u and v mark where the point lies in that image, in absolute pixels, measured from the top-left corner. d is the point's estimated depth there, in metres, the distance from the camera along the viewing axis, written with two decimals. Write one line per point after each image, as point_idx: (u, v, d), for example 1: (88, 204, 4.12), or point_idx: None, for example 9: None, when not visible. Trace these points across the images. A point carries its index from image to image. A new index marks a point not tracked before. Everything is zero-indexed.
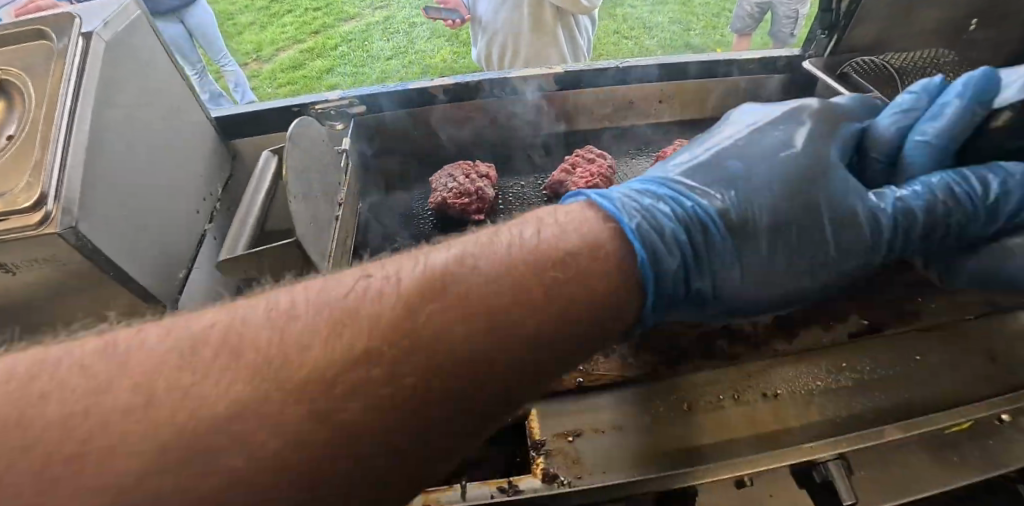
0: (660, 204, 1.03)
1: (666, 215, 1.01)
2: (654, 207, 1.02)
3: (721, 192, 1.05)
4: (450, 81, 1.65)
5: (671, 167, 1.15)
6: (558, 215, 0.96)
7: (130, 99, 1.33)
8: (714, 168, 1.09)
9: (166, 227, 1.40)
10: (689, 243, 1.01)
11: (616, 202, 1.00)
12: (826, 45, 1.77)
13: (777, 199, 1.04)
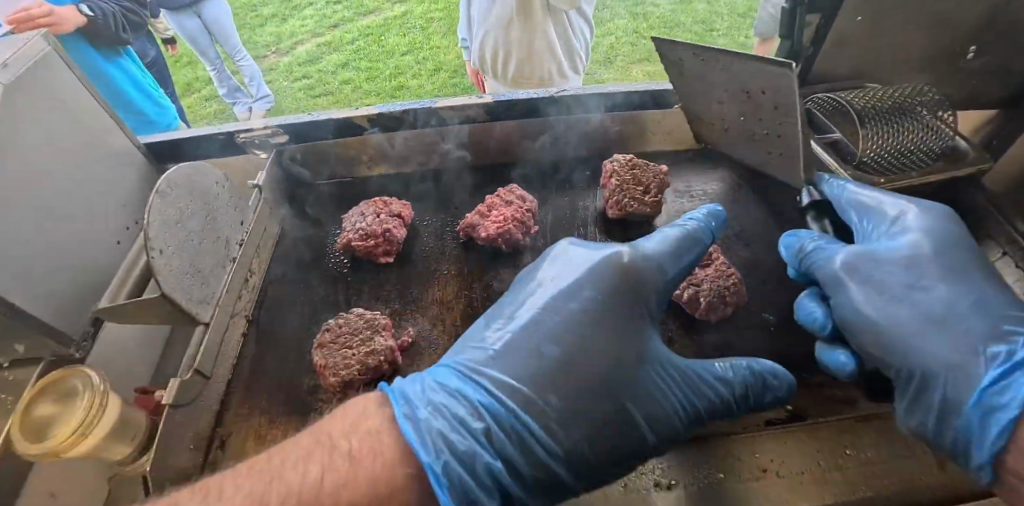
0: (450, 413, 0.99)
1: (461, 415, 0.98)
2: (466, 424, 0.98)
3: (500, 382, 1.02)
4: (374, 111, 1.58)
5: (489, 331, 1.14)
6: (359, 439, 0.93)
7: (36, 138, 1.33)
8: (529, 353, 1.06)
9: (78, 260, 1.42)
10: (507, 463, 0.96)
11: (413, 432, 0.94)
12: (789, 75, 1.59)
13: (587, 361, 1.06)
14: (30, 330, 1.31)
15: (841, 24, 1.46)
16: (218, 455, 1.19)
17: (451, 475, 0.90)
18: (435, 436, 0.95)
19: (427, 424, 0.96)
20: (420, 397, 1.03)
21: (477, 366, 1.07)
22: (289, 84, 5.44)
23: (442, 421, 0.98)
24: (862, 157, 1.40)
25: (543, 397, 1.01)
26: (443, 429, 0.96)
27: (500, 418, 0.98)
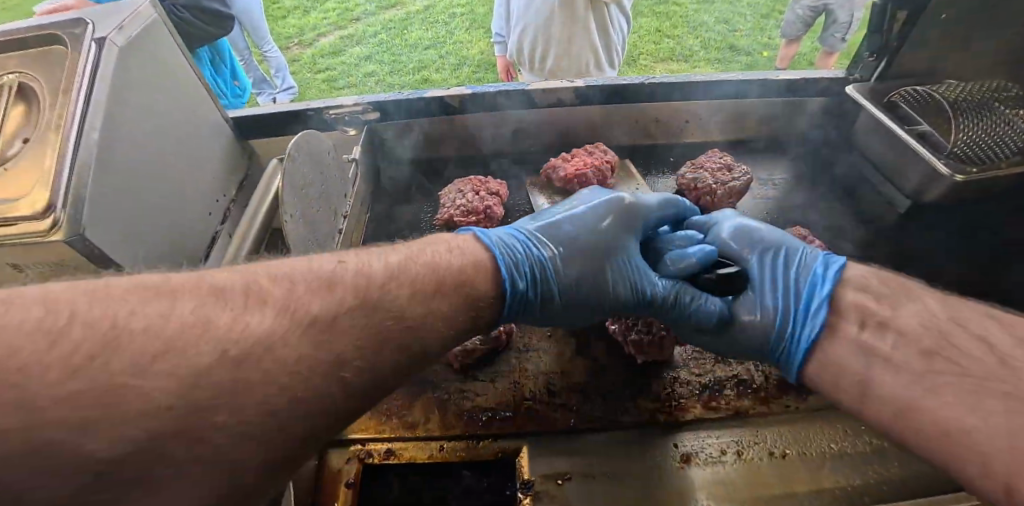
0: (516, 246, 1.14)
1: (526, 261, 1.13)
2: (539, 257, 1.15)
3: (561, 221, 1.23)
4: (465, 91, 1.59)
5: (535, 220, 1.24)
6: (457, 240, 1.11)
7: (143, 105, 1.33)
8: (553, 230, 1.20)
9: (176, 229, 1.41)
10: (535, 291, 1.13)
11: (504, 262, 1.10)
12: (872, 68, 1.63)
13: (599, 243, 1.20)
14: None
15: (926, 22, 1.48)
16: None
17: (515, 264, 1.10)
18: (502, 242, 1.13)
19: (537, 252, 1.14)
20: (501, 243, 1.14)
21: (553, 223, 1.22)
22: (312, 75, 5.42)
23: (549, 241, 1.19)
24: (956, 146, 1.44)
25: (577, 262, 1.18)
26: (513, 250, 1.13)
27: (539, 266, 1.14)
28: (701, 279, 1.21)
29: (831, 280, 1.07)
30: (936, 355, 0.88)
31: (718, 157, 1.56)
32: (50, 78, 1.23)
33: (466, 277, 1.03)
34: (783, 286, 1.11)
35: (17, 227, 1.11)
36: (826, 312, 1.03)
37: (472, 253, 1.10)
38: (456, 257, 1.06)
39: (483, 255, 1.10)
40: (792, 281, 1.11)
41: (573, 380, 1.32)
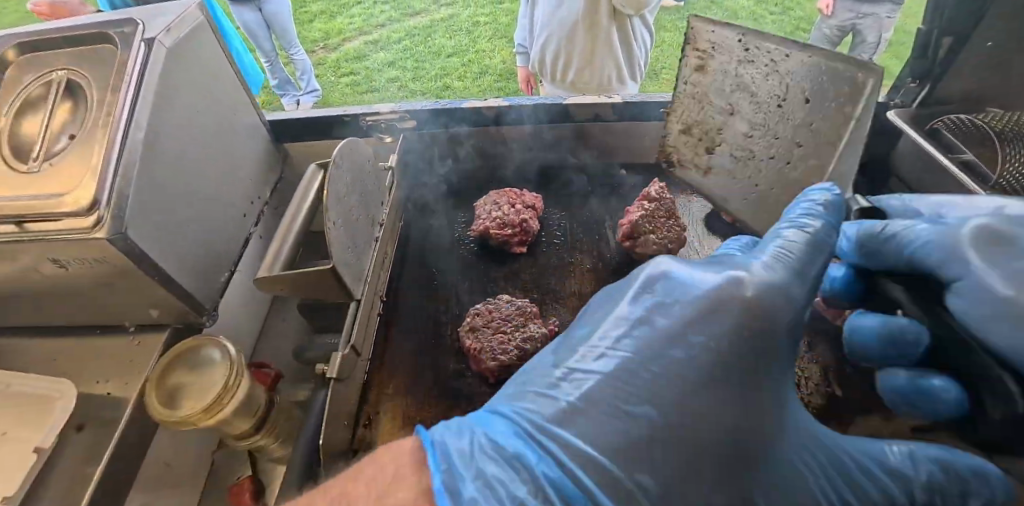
0: (534, 416, 0.88)
1: (512, 455, 0.82)
2: (494, 479, 0.79)
3: (547, 415, 0.87)
4: (503, 102, 1.59)
5: (560, 366, 0.96)
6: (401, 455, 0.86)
7: (187, 104, 1.33)
8: (573, 379, 0.92)
9: (212, 229, 1.41)
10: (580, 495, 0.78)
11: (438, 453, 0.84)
12: (914, 94, 1.60)
13: (691, 384, 0.89)
14: (171, 296, 1.30)
15: (971, 48, 1.46)
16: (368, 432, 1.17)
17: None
18: (484, 477, 0.79)
19: (559, 433, 0.84)
20: (461, 432, 0.88)
21: (553, 400, 0.89)
22: (335, 80, 5.46)
23: (562, 384, 0.92)
24: (1000, 177, 1.37)
25: (612, 422, 0.86)
26: (494, 477, 0.79)
27: (557, 492, 0.78)
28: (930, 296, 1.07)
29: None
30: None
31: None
32: (99, 77, 1.23)
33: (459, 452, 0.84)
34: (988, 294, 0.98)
35: (64, 222, 1.12)
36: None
37: (414, 468, 0.84)
38: (395, 467, 0.83)
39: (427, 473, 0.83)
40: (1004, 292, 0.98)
41: None
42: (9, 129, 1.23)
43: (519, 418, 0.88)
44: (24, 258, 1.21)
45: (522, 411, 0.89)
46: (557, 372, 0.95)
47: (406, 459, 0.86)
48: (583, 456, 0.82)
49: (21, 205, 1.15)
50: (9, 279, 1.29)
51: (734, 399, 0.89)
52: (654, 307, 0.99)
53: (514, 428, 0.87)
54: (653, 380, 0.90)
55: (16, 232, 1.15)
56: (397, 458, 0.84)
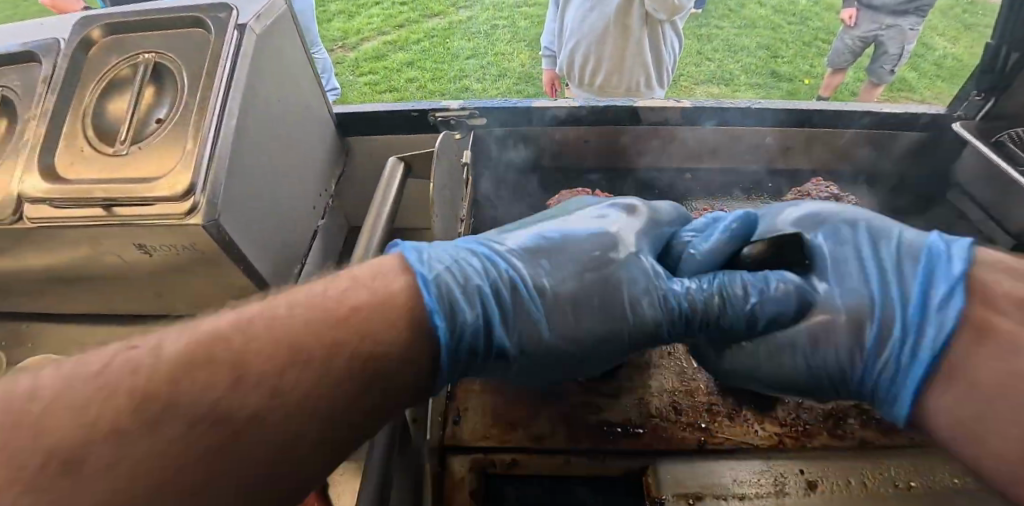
0: (457, 267, 0.91)
1: (481, 284, 0.90)
2: (467, 281, 0.89)
3: (518, 249, 0.97)
4: (574, 103, 1.62)
5: (509, 235, 1.02)
6: (377, 272, 0.84)
7: (270, 93, 1.32)
8: (533, 247, 0.97)
9: (286, 220, 1.41)
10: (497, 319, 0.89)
11: (434, 291, 0.84)
12: (978, 108, 1.61)
13: (586, 298, 0.92)
14: (251, 286, 1.29)
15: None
16: (457, 428, 1.15)
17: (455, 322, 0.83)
18: (448, 276, 0.88)
19: (522, 267, 0.94)
20: (443, 251, 0.94)
21: (505, 246, 0.97)
22: (354, 79, 5.44)
23: (535, 243, 0.98)
24: None
25: (621, 269, 0.96)
26: (453, 276, 0.89)
27: (496, 307, 0.89)
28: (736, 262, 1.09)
29: (957, 257, 0.84)
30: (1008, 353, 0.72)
31: (825, 187, 1.56)
32: (187, 62, 1.22)
33: (445, 297, 0.85)
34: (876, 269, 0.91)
35: (156, 207, 1.11)
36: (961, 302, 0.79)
37: (395, 278, 0.83)
38: (375, 280, 0.82)
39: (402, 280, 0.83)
40: (894, 259, 0.91)
41: (697, 397, 1.20)
42: (94, 112, 1.23)
43: (462, 251, 0.95)
44: (108, 242, 1.20)
45: (492, 241, 0.99)
46: (532, 230, 1.01)
47: (380, 280, 0.82)
48: (534, 299, 0.91)
49: (108, 188, 1.13)
50: (87, 263, 1.28)
51: (512, 299, 0.90)
52: (613, 204, 1.10)
53: (484, 246, 0.98)
54: (586, 250, 0.96)
55: (104, 216, 1.14)
56: (374, 276, 0.83)
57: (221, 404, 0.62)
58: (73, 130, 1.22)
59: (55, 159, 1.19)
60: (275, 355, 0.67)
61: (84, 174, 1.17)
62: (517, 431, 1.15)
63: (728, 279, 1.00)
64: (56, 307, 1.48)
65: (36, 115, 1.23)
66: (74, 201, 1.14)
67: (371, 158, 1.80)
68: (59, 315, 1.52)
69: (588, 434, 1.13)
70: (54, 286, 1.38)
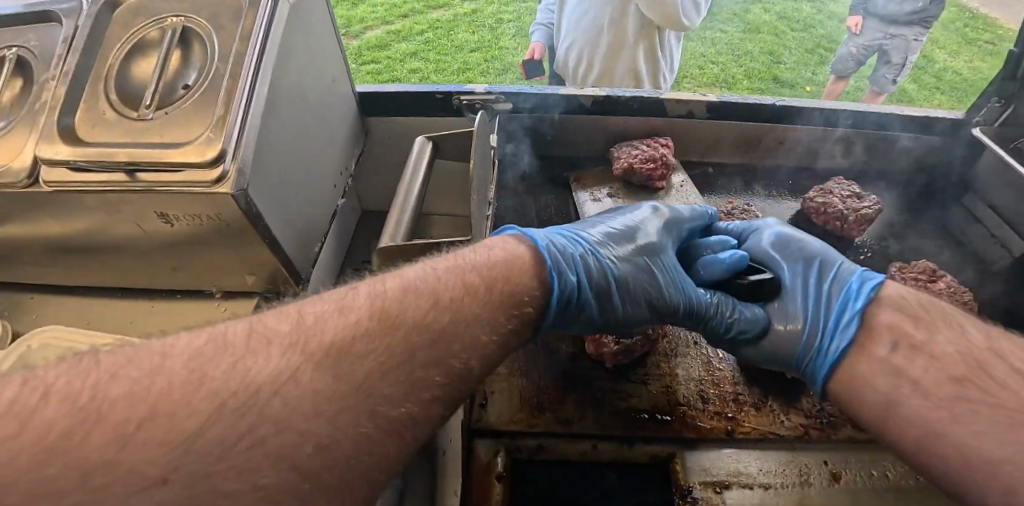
0: (566, 243, 1.05)
1: (574, 253, 1.03)
2: (566, 244, 1.04)
3: (609, 232, 1.13)
4: (603, 92, 1.60)
5: (588, 225, 1.17)
6: (466, 254, 0.94)
7: (299, 67, 1.29)
8: (606, 232, 1.13)
9: (310, 196, 1.37)
10: (593, 295, 1.02)
11: (548, 254, 1.00)
12: (997, 114, 1.63)
13: (644, 278, 1.07)
14: (273, 261, 1.26)
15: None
16: (484, 412, 1.13)
17: (564, 282, 0.97)
18: (553, 240, 1.03)
19: (610, 247, 1.09)
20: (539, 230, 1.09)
21: (595, 230, 1.14)
22: (357, 67, 5.35)
23: (611, 232, 1.13)
24: None
25: (670, 268, 1.11)
26: (557, 241, 1.04)
27: (597, 272, 1.04)
28: (734, 284, 1.15)
29: (866, 296, 0.98)
30: (966, 382, 0.81)
31: (847, 185, 1.56)
32: (218, 28, 1.18)
33: (505, 274, 0.91)
34: (817, 304, 1.04)
35: (183, 174, 1.08)
36: (857, 328, 0.95)
37: (500, 253, 0.96)
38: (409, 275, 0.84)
39: (516, 249, 0.98)
40: (824, 289, 1.05)
41: (723, 387, 1.19)
42: (118, 76, 1.19)
43: (559, 233, 1.08)
44: (129, 210, 1.16)
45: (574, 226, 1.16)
46: (596, 227, 1.15)
47: (422, 268, 0.87)
48: (612, 267, 1.06)
49: (132, 152, 1.09)
50: (104, 232, 1.24)
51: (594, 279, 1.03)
52: (659, 207, 1.23)
53: (569, 229, 1.13)
54: (638, 243, 1.12)
55: (125, 182, 1.10)
56: (473, 252, 0.95)
57: (281, 351, 0.64)
58: (93, 92, 1.17)
59: (75, 121, 1.15)
60: (336, 319, 0.71)
61: (106, 137, 1.13)
62: (544, 415, 1.14)
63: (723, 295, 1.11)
64: (65, 278, 1.44)
65: (54, 75, 1.18)
66: (95, 164, 1.10)
67: (391, 140, 1.77)
68: (66, 288, 1.48)
69: (618, 421, 1.12)
70: (64, 255, 1.34)
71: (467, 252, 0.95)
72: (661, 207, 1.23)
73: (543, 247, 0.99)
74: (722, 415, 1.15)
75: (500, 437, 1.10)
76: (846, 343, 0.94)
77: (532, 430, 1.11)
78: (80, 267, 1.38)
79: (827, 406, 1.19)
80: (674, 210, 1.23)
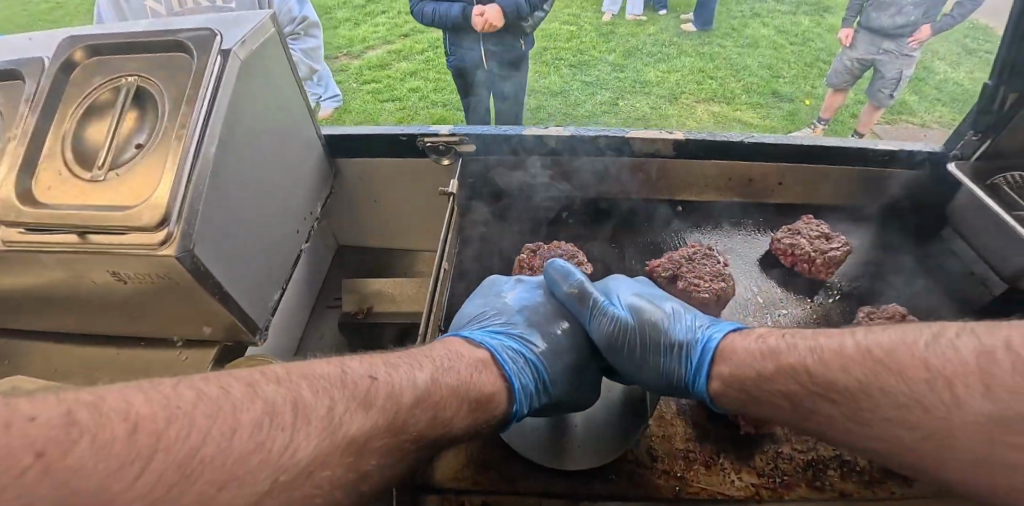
0: (514, 354, 1.21)
1: (521, 374, 1.18)
2: (525, 340, 1.26)
3: (526, 348, 1.24)
4: (564, 132, 1.61)
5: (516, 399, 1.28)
6: (452, 367, 1.05)
7: (255, 121, 1.32)
8: (540, 331, 1.28)
9: (269, 245, 1.41)
10: (533, 381, 1.19)
11: (499, 355, 1.18)
12: (974, 147, 1.55)
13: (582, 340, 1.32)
14: (227, 314, 1.30)
15: None
16: (428, 468, 1.15)
17: (525, 382, 1.16)
18: (520, 372, 1.17)
19: (539, 349, 1.24)
20: (506, 354, 1.19)
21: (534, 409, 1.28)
22: (355, 86, 5.05)
23: (543, 324, 1.30)
24: None
25: (562, 357, 1.26)
26: (523, 373, 1.18)
27: (530, 368, 1.20)
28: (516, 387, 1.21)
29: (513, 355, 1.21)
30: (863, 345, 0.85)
31: (815, 225, 1.55)
32: (168, 87, 1.22)
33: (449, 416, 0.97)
34: (520, 355, 1.22)
35: (129, 236, 1.10)
36: (522, 362, 1.20)
37: (474, 368, 1.11)
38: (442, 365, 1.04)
39: (486, 370, 1.12)
40: (529, 347, 1.24)
41: (674, 443, 1.17)
42: (76, 138, 1.22)
43: (514, 362, 1.19)
44: (83, 268, 1.20)
45: (501, 337, 1.24)
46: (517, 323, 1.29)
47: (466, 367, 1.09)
48: (543, 368, 1.21)
49: (84, 215, 1.12)
50: (67, 285, 1.29)
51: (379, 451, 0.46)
52: (541, 314, 1.32)
53: (503, 345, 1.22)
54: (553, 346, 1.26)
55: (78, 243, 1.13)
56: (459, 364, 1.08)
57: None
58: (52, 154, 1.21)
59: (32, 181, 1.18)
60: None
61: (62, 198, 1.16)
62: (487, 473, 1.14)
63: (522, 352, 1.22)
64: (39, 322, 1.49)
65: (14, 135, 1.21)
66: (50, 226, 1.13)
67: (361, 180, 1.80)
68: (41, 331, 1.53)
69: (563, 479, 1.13)
70: (30, 301, 1.39)
71: (461, 368, 1.07)
72: (535, 327, 1.29)
73: (515, 384, 1.13)
74: (671, 472, 1.13)
75: (443, 495, 1.11)
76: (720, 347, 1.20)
77: (474, 488, 1.12)
78: (52, 313, 1.43)
79: (782, 463, 1.16)
80: (554, 324, 1.30)
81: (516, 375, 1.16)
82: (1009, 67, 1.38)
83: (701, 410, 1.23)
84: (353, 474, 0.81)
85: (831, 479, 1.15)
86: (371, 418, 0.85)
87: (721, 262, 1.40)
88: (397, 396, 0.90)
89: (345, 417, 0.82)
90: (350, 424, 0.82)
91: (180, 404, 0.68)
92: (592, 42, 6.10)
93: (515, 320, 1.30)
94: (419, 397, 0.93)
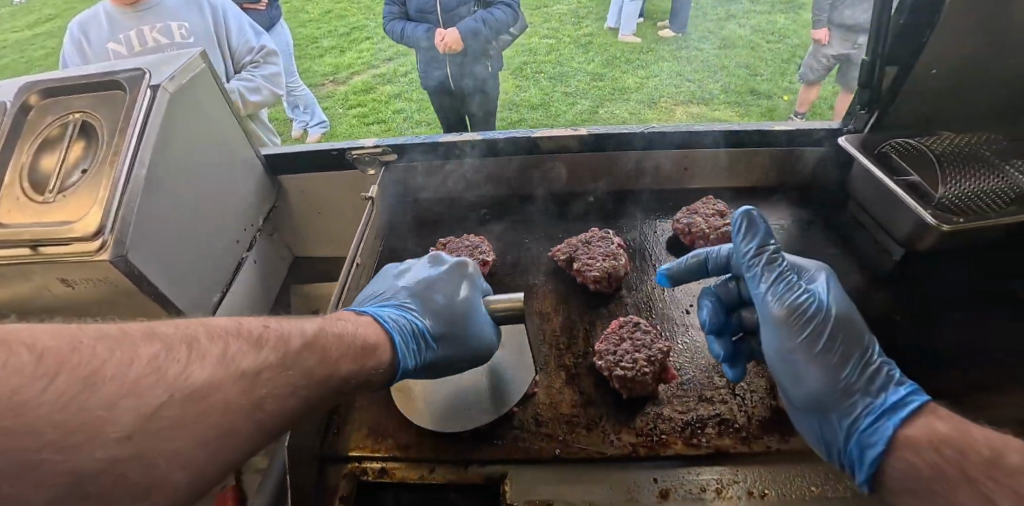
0: (399, 316, 1.21)
1: (403, 331, 1.18)
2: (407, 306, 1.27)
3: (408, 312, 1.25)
4: (478, 136, 1.74)
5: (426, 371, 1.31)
6: (339, 326, 1.04)
7: (187, 144, 1.49)
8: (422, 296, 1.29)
9: (207, 253, 1.57)
10: (417, 337, 1.20)
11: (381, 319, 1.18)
12: (866, 119, 1.67)
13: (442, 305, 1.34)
14: (166, 315, 1.45)
15: (915, 79, 1.47)
16: (336, 440, 1.27)
17: (408, 337, 1.17)
18: (403, 329, 1.18)
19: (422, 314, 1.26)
20: (391, 317, 1.20)
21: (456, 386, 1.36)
22: (343, 112, 5.30)
23: (421, 290, 1.31)
24: (943, 195, 1.37)
25: (448, 314, 1.28)
26: (406, 329, 1.18)
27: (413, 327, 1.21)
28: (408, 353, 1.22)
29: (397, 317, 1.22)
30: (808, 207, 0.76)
31: (713, 206, 1.66)
32: (108, 120, 1.40)
33: (338, 359, 0.96)
34: (404, 317, 1.22)
35: (70, 246, 1.26)
36: (403, 321, 1.20)
37: (365, 329, 1.11)
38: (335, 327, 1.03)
39: (372, 331, 1.12)
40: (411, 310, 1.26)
41: (560, 409, 1.27)
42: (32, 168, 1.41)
43: (397, 322, 1.19)
44: (40, 278, 1.37)
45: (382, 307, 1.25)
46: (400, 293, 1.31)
47: (358, 330, 1.08)
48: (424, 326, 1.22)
49: (36, 231, 1.30)
50: (29, 294, 1.46)
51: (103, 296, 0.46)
52: (416, 285, 1.33)
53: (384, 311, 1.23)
54: (436, 308, 1.28)
55: (31, 255, 1.30)
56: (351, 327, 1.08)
57: None
58: (11, 182, 1.40)
59: None
60: None
61: (19, 219, 1.35)
62: (388, 442, 1.26)
63: (405, 317, 1.23)
64: None
65: None
66: (7, 242, 1.31)
67: (306, 194, 1.97)
68: None
69: (455, 445, 1.24)
70: (7, 312, 1.57)
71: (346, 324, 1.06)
72: (415, 293, 1.30)
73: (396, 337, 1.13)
74: (553, 437, 1.22)
75: (347, 463, 1.23)
76: (880, 453, 0.93)
77: (374, 456, 1.24)
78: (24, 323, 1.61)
79: (661, 424, 1.25)
80: (427, 292, 1.31)
81: (400, 333, 1.16)
82: (878, 46, 1.45)
83: (589, 379, 1.33)
84: (255, 405, 0.77)
85: (708, 436, 1.23)
86: (261, 356, 0.83)
87: (615, 243, 1.54)
88: (286, 339, 0.88)
89: (235, 355, 0.78)
90: (241, 359, 0.79)
91: (86, 338, 0.65)
92: (572, 54, 6.28)
93: (400, 291, 1.31)
94: (309, 340, 0.92)
